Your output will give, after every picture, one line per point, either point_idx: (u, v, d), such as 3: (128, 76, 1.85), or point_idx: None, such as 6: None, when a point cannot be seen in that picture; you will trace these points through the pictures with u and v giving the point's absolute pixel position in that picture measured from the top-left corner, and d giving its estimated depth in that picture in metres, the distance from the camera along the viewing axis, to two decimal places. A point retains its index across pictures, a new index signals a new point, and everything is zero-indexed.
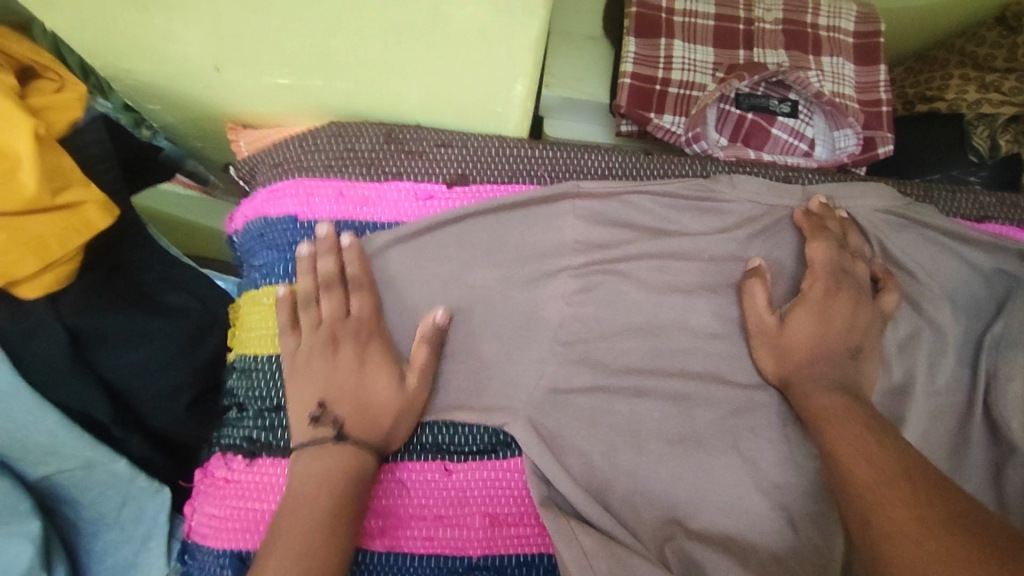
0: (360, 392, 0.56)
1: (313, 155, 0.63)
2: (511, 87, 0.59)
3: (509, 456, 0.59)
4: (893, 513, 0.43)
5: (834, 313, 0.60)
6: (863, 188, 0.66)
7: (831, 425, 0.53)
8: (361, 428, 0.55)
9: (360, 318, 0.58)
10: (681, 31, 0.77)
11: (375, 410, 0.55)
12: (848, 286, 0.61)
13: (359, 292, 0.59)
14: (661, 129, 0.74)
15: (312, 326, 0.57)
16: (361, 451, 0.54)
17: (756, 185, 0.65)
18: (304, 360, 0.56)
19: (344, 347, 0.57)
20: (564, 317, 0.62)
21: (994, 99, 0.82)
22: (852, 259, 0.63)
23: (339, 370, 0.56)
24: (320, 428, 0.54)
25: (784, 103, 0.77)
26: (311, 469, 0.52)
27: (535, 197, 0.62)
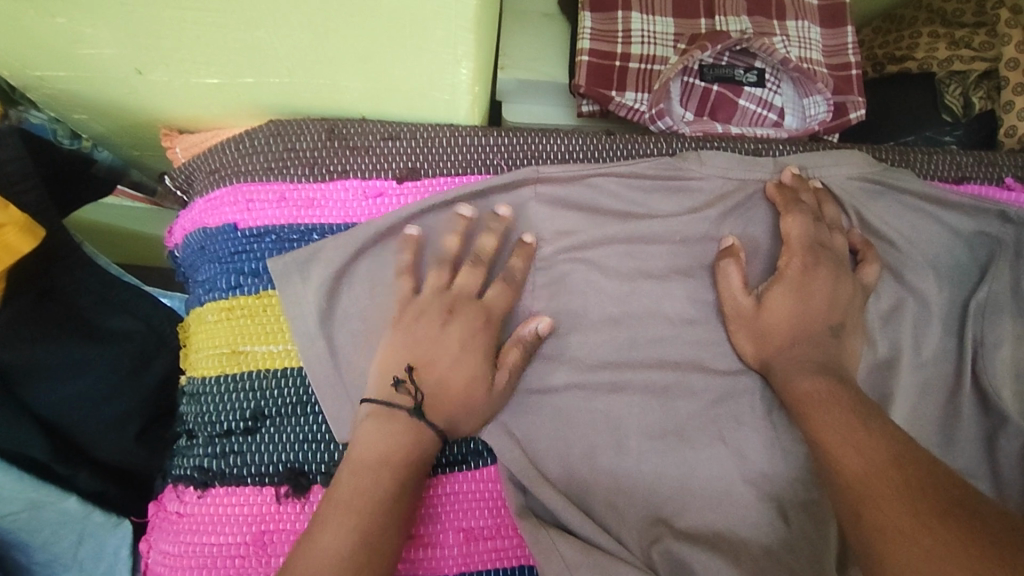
0: (450, 374, 0.53)
1: (251, 158, 0.59)
2: (456, 71, 0.54)
3: (484, 465, 0.56)
4: (886, 505, 0.41)
5: (816, 290, 0.56)
6: (838, 159, 0.64)
7: (817, 412, 0.50)
8: (437, 410, 0.52)
9: (487, 307, 0.55)
10: (638, 3, 0.73)
11: (454, 398, 0.52)
12: (827, 260, 0.57)
13: (502, 286, 0.56)
14: (624, 108, 0.70)
15: (438, 288, 0.55)
16: (427, 433, 0.51)
17: (726, 160, 0.62)
18: (411, 316, 0.54)
19: (457, 322, 0.54)
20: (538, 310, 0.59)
21: (964, 56, 0.79)
22: (829, 232, 0.60)
23: (446, 344, 0.53)
24: (400, 394, 0.52)
25: (750, 71, 0.73)
26: (370, 441, 0.50)
27: (494, 186, 0.59)
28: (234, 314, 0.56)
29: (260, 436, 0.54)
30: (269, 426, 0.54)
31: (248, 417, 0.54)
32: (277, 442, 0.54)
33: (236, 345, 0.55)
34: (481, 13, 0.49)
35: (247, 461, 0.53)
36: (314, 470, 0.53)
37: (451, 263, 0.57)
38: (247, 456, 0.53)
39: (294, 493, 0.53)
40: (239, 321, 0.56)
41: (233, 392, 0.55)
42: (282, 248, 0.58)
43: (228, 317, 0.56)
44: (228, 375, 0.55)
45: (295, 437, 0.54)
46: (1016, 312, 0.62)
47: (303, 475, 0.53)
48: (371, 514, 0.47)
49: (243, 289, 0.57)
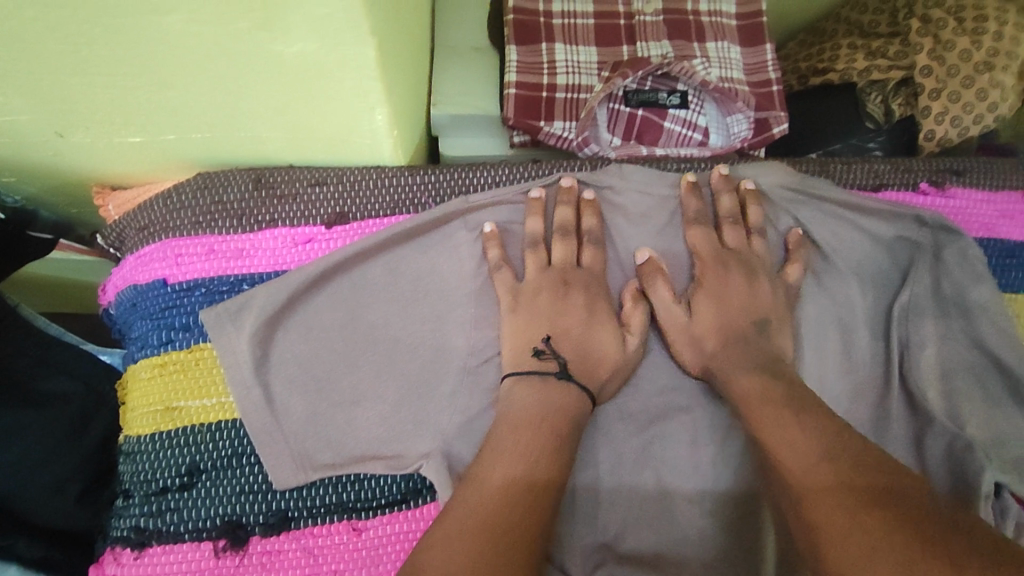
0: (586, 340, 0.58)
1: (179, 214, 0.60)
2: (371, 117, 0.54)
3: (422, 503, 0.55)
4: (831, 511, 0.42)
5: (734, 296, 0.61)
6: (761, 168, 0.65)
7: (759, 421, 0.51)
8: (582, 373, 0.57)
9: (590, 271, 0.61)
10: (561, 34, 0.74)
11: (599, 360, 0.58)
12: (735, 267, 0.61)
13: (592, 247, 0.62)
14: (553, 136, 0.72)
15: (542, 265, 0.61)
16: (577, 393, 0.55)
17: (646, 177, 0.63)
18: (530, 294, 0.59)
19: (574, 292, 0.60)
20: (473, 343, 0.59)
21: (881, 66, 0.81)
22: (744, 236, 0.64)
23: (570, 312, 0.59)
24: (545, 361, 0.56)
25: (673, 94, 0.73)
26: (528, 395, 0.54)
27: (423, 224, 0.60)
28: (166, 370, 0.56)
29: (196, 490, 0.54)
30: (205, 480, 0.54)
31: (184, 472, 0.54)
32: (214, 496, 0.54)
33: (169, 402, 0.56)
34: (388, 60, 0.49)
35: (183, 518, 0.53)
36: (251, 522, 0.53)
37: (542, 242, 0.61)
38: (183, 512, 0.53)
39: (232, 546, 0.53)
40: (172, 377, 0.56)
41: (168, 448, 0.55)
42: (212, 300, 0.58)
43: (160, 373, 0.56)
44: (163, 431, 0.55)
45: (231, 490, 0.54)
46: (937, 314, 0.63)
47: (240, 527, 0.53)
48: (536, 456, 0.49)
49: (175, 343, 0.57)
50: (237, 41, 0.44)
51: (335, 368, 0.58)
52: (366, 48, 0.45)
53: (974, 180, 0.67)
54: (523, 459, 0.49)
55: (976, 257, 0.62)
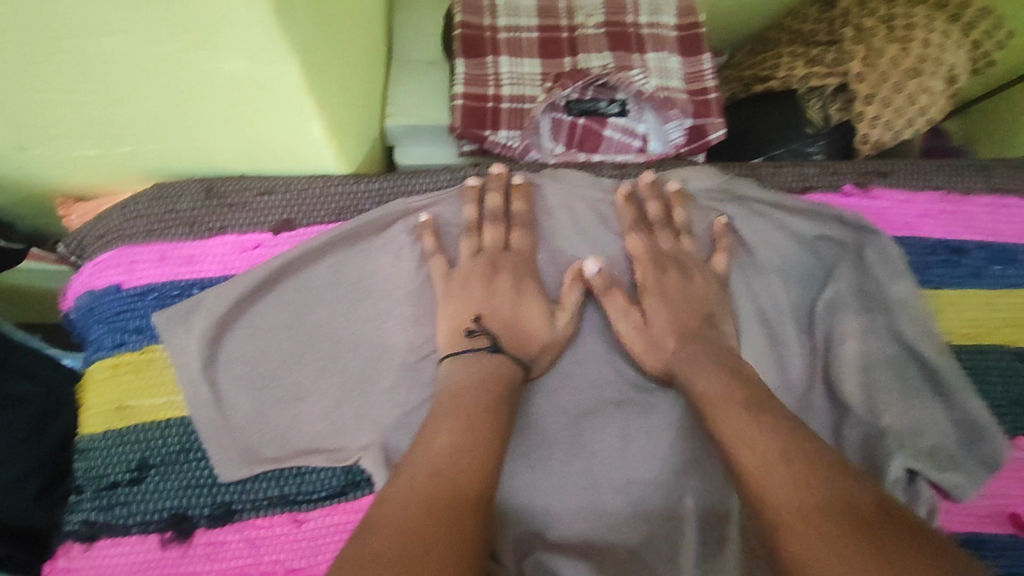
0: (514, 317, 0.62)
1: (134, 222, 0.63)
2: (310, 129, 0.57)
3: (359, 495, 0.58)
4: (786, 500, 0.45)
5: (675, 296, 0.65)
6: (684, 176, 0.70)
7: (715, 412, 0.54)
8: (512, 346, 0.61)
9: (519, 252, 0.65)
10: (506, 47, 0.77)
11: (529, 337, 0.62)
12: (662, 268, 0.66)
13: (521, 228, 0.66)
14: (497, 145, 0.75)
15: (474, 250, 0.65)
16: (507, 363, 0.59)
17: (582, 177, 0.68)
18: (461, 279, 0.63)
19: (503, 273, 0.64)
20: (412, 341, 0.62)
21: (819, 73, 0.83)
22: (675, 238, 0.68)
23: (498, 293, 0.63)
24: (476, 340, 0.60)
25: (613, 103, 0.76)
26: (463, 370, 0.58)
27: (366, 226, 0.63)
28: (119, 371, 0.59)
29: (145, 484, 0.57)
30: (153, 475, 0.57)
31: (134, 468, 0.57)
32: (162, 489, 0.57)
33: (122, 400, 0.59)
34: (317, 71, 0.51)
35: (131, 511, 0.56)
36: (197, 514, 0.56)
37: (475, 227, 0.66)
38: (132, 506, 0.56)
39: (177, 537, 0.55)
40: (124, 378, 0.59)
41: (120, 445, 0.58)
42: (164, 304, 0.61)
43: (114, 374, 0.59)
44: (116, 429, 0.58)
45: (178, 483, 0.57)
46: (861, 309, 0.66)
47: (186, 519, 0.56)
48: (476, 420, 0.53)
49: (128, 345, 0.60)
50: (171, 61, 0.46)
51: (280, 367, 0.60)
52: (294, 66, 0.47)
53: (898, 180, 0.70)
54: (463, 423, 0.53)
55: (892, 255, 0.65)
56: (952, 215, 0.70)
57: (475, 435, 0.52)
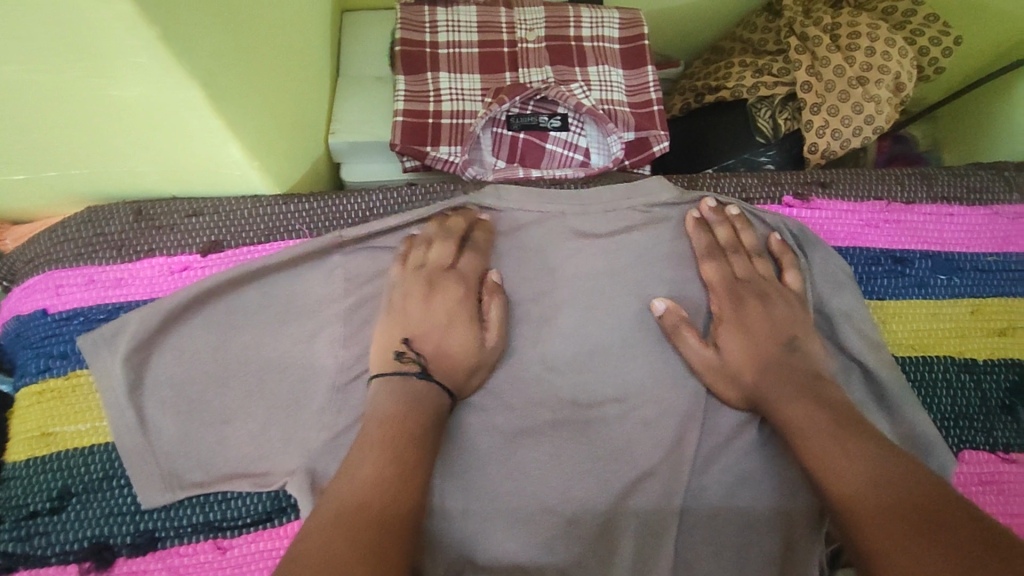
0: (443, 341, 0.59)
1: (63, 246, 0.62)
2: (228, 151, 0.56)
3: (285, 521, 0.58)
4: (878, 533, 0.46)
5: (753, 322, 0.62)
6: (678, 200, 0.68)
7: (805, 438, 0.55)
8: (442, 369, 0.58)
9: (463, 272, 0.63)
10: (446, 62, 0.77)
11: (453, 357, 0.59)
12: (750, 295, 0.64)
13: (473, 251, 0.64)
14: (439, 161, 0.73)
15: (417, 266, 0.63)
16: (435, 388, 0.56)
17: (522, 195, 0.67)
18: (400, 297, 0.61)
19: (439, 293, 0.61)
20: (342, 361, 0.61)
21: (767, 82, 0.83)
22: (748, 261, 0.66)
23: (433, 313, 0.60)
24: (405, 362, 0.57)
25: (554, 117, 0.76)
26: (393, 391, 0.55)
27: (293, 255, 0.62)
28: (43, 398, 0.59)
29: (65, 514, 0.56)
30: (76, 503, 0.56)
31: (55, 497, 0.56)
32: (83, 518, 0.56)
33: (45, 427, 0.58)
34: (226, 93, 0.51)
35: (51, 541, 0.55)
36: (118, 543, 0.56)
37: (430, 241, 0.64)
38: (52, 535, 0.55)
39: (97, 567, 0.55)
40: (48, 405, 0.58)
41: (41, 473, 0.57)
42: (91, 328, 0.61)
43: (37, 401, 0.59)
44: (38, 457, 0.57)
45: (100, 512, 0.56)
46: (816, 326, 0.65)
47: (107, 548, 0.55)
48: (403, 444, 0.51)
49: (52, 371, 0.59)
50: (70, 88, 0.46)
51: (207, 391, 0.60)
52: (196, 91, 0.47)
53: (840, 191, 0.69)
54: (394, 450, 0.50)
55: (834, 266, 0.66)
56: (897, 224, 0.69)
57: (402, 459, 0.49)
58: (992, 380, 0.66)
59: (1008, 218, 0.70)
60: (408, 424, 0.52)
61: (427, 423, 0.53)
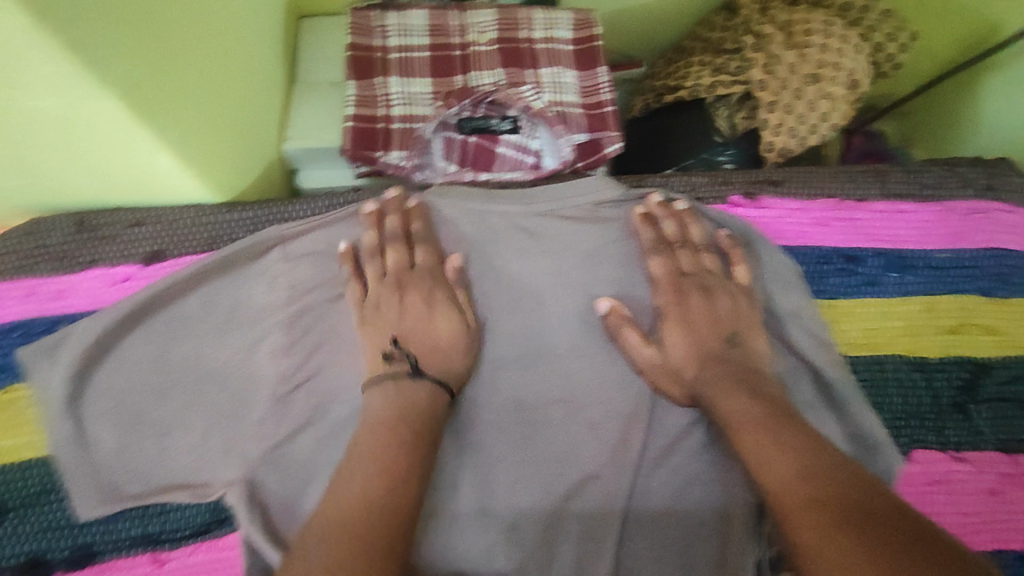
0: (428, 330, 0.61)
1: (4, 257, 0.62)
2: (160, 159, 0.56)
3: (225, 532, 0.58)
4: (804, 525, 0.46)
5: (695, 316, 0.63)
6: (620, 198, 0.69)
7: (739, 430, 0.55)
8: (431, 362, 0.60)
9: (422, 267, 0.64)
10: (397, 67, 0.76)
11: (442, 348, 0.60)
12: (692, 289, 0.64)
13: (424, 245, 0.65)
14: (389, 166, 0.73)
15: (378, 275, 0.63)
16: (430, 384, 0.58)
17: (465, 198, 0.67)
18: (375, 306, 0.62)
19: (412, 292, 0.63)
20: (283, 369, 0.61)
21: (724, 81, 0.82)
22: (694, 254, 0.66)
23: (410, 311, 0.62)
24: (395, 363, 0.59)
25: (504, 120, 0.76)
26: (386, 397, 0.56)
27: (236, 254, 0.63)
28: None
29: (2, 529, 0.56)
30: (12, 517, 0.56)
31: None
32: (18, 534, 0.56)
33: None
34: (147, 102, 0.51)
35: None
36: (55, 559, 0.56)
37: (379, 251, 0.64)
38: None
39: None
40: None
41: None
42: (30, 339, 0.60)
43: None
44: None
45: (36, 527, 0.56)
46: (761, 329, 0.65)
47: (43, 564, 0.55)
48: (398, 455, 0.51)
49: None
50: None
51: (147, 401, 0.60)
52: (110, 97, 0.47)
53: (793, 189, 0.70)
54: (388, 462, 0.51)
55: (779, 263, 0.66)
56: (848, 223, 0.68)
57: (390, 468, 0.50)
58: (944, 377, 0.65)
59: (962, 214, 0.69)
60: (395, 431, 0.53)
61: (418, 430, 0.54)
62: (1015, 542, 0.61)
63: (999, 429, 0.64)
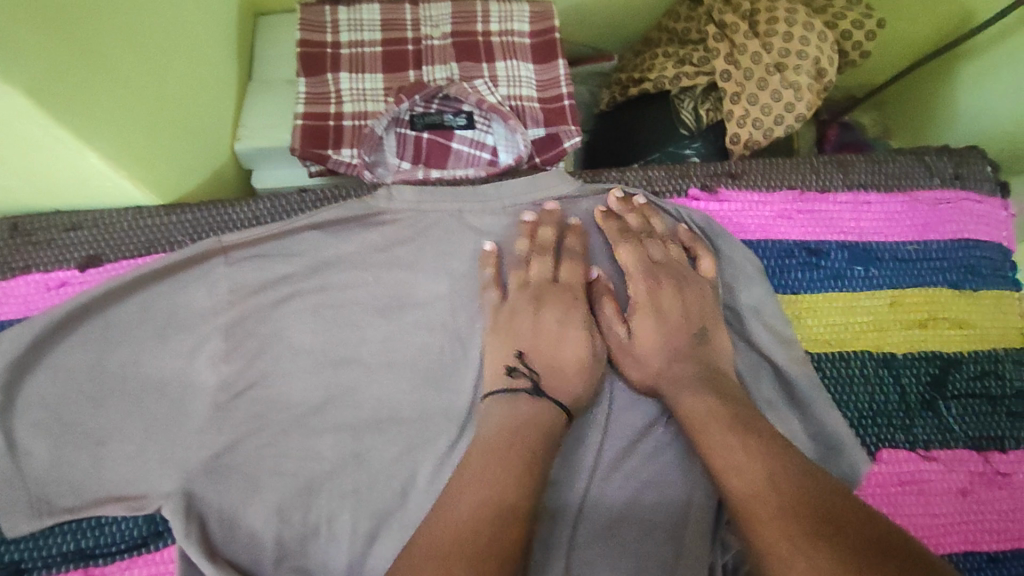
0: (555, 352, 0.59)
1: None
2: (87, 160, 0.54)
3: (161, 546, 0.56)
4: (765, 527, 0.46)
5: (667, 306, 0.61)
6: (578, 191, 0.66)
7: (699, 430, 0.54)
8: (556, 386, 0.58)
9: (568, 284, 0.63)
10: (348, 63, 0.75)
11: (566, 369, 0.59)
12: (664, 280, 0.62)
13: (569, 260, 0.63)
14: (342, 164, 0.71)
15: (522, 283, 0.62)
16: (549, 407, 0.56)
17: (416, 194, 0.64)
18: (507, 315, 0.61)
19: (547, 309, 0.61)
20: (224, 377, 0.59)
21: (688, 72, 0.81)
22: (661, 246, 0.64)
23: (533, 327, 0.60)
24: (517, 378, 0.58)
25: (459, 115, 0.73)
26: (502, 417, 0.55)
27: (172, 263, 0.59)
28: None
29: None
30: None
31: None
32: None
33: None
34: (63, 102, 0.48)
35: None
36: None
37: (525, 259, 0.64)
38: None
39: None
40: None
41: None
42: None
43: None
44: None
45: None
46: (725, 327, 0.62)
47: None
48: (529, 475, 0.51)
49: None
50: None
51: (81, 410, 0.57)
52: (17, 98, 0.45)
53: (750, 182, 0.66)
54: (495, 485, 0.49)
55: (743, 258, 0.64)
56: (811, 214, 0.66)
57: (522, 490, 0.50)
58: (912, 374, 0.63)
59: (928, 205, 0.67)
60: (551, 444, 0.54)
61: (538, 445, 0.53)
62: (986, 544, 0.59)
63: (968, 426, 0.62)
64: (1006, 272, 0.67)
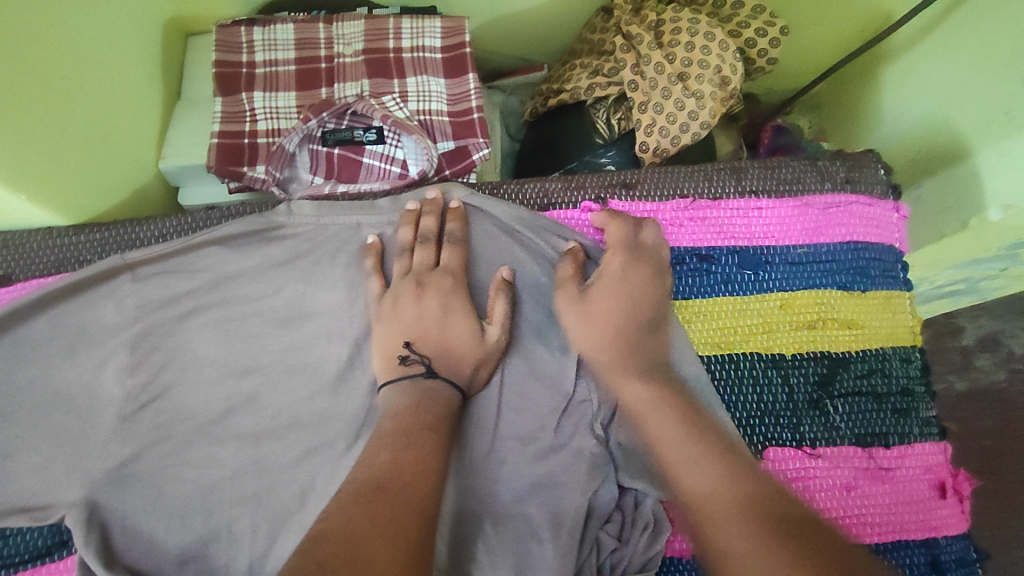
0: (442, 337, 0.61)
1: None
2: None
3: (64, 555, 0.58)
4: (729, 524, 0.45)
5: (627, 289, 0.62)
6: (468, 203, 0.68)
7: (653, 421, 0.54)
8: (445, 366, 0.60)
9: (447, 268, 0.64)
10: (263, 81, 0.77)
11: (458, 356, 0.61)
12: (646, 260, 0.63)
13: (450, 245, 0.65)
14: (257, 181, 0.73)
15: (403, 271, 0.64)
16: (443, 389, 0.59)
17: (315, 208, 0.66)
18: (392, 305, 0.63)
19: (430, 292, 0.63)
20: (130, 389, 0.61)
21: (600, 82, 0.82)
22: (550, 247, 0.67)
23: (423, 313, 0.62)
24: (411, 366, 0.60)
25: (368, 131, 0.76)
26: (405, 403, 0.57)
27: (79, 281, 0.61)
28: None
29: None
30: None
31: None
32: None
33: None
34: None
35: None
36: None
37: (408, 248, 0.65)
38: None
39: None
40: None
41: None
42: None
43: None
44: None
45: None
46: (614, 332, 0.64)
47: None
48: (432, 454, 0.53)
49: None
50: None
51: None
52: None
53: (644, 192, 0.68)
54: (397, 460, 0.51)
55: None
56: (702, 221, 0.68)
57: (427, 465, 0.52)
58: (801, 373, 0.65)
59: (820, 209, 0.68)
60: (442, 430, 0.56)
61: (433, 423, 0.55)
62: (867, 535, 0.62)
63: (854, 422, 0.64)
64: (896, 272, 0.69)
